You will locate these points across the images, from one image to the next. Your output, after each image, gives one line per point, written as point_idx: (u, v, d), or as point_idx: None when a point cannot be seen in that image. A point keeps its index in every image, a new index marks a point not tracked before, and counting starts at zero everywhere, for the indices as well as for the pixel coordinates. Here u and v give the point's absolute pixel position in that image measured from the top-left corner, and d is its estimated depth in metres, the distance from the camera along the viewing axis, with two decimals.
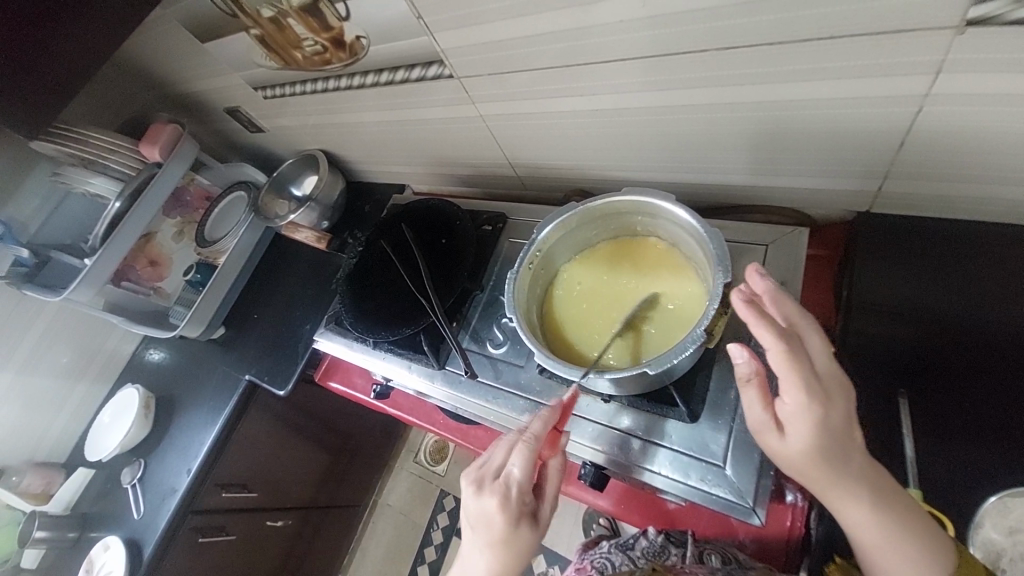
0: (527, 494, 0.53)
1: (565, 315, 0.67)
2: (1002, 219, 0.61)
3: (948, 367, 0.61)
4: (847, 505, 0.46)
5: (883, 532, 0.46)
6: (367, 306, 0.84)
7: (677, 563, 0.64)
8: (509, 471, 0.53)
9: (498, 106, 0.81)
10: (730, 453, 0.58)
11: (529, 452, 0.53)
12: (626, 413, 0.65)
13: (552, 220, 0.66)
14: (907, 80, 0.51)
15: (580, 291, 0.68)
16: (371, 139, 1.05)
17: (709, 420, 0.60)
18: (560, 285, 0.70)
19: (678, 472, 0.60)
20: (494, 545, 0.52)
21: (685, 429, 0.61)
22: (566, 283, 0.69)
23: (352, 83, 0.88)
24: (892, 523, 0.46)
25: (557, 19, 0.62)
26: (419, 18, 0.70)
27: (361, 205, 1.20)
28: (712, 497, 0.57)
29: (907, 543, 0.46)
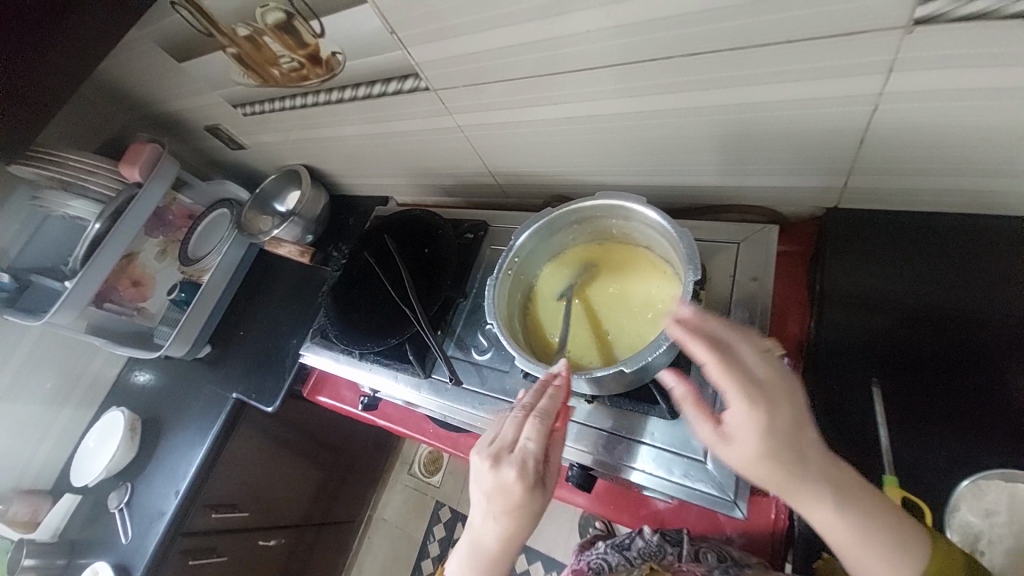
0: (542, 465, 0.52)
1: (545, 318, 0.68)
2: (963, 210, 0.64)
3: (919, 354, 0.63)
4: (812, 504, 0.46)
5: (850, 530, 0.46)
6: (352, 318, 0.84)
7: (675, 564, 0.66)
8: (525, 445, 0.52)
9: (475, 116, 0.82)
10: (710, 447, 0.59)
11: (542, 426, 0.52)
12: (609, 413, 0.66)
13: (529, 227, 0.67)
14: (862, 80, 0.53)
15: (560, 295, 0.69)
16: (352, 153, 1.06)
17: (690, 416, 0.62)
18: (541, 289, 0.71)
19: (661, 467, 0.61)
20: (505, 517, 0.51)
21: (665, 424, 0.62)
22: (547, 287, 0.70)
23: (331, 97, 0.89)
24: (856, 517, 0.46)
25: (527, 30, 0.63)
26: (393, 32, 0.71)
27: (345, 219, 1.20)
28: (695, 492, 0.58)
29: (877, 537, 0.46)
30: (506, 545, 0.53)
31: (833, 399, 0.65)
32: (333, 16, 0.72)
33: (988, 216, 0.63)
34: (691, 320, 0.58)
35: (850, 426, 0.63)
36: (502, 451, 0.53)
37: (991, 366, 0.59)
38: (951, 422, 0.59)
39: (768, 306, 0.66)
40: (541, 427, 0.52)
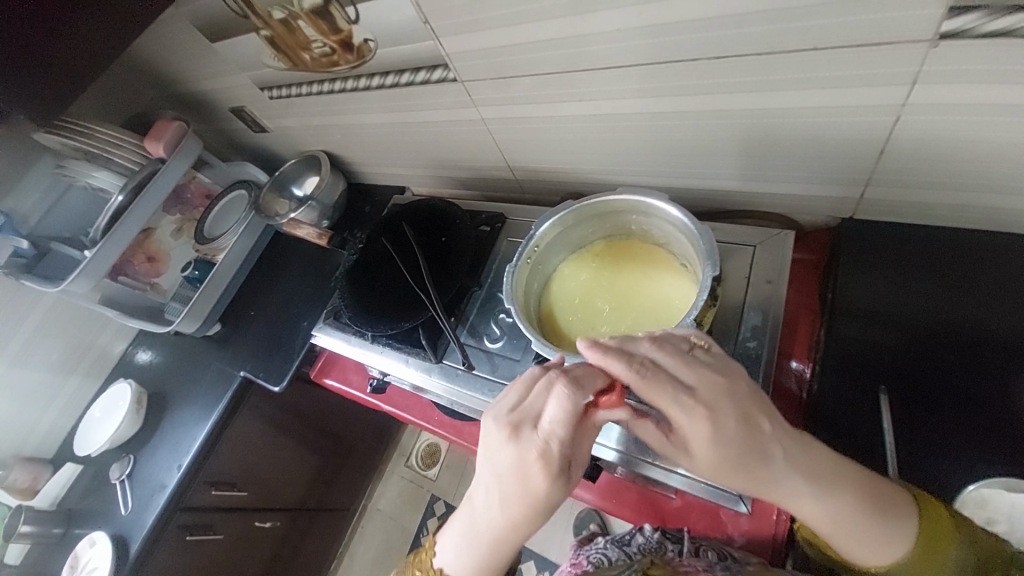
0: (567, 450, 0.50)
1: (560, 309, 0.70)
2: (978, 227, 0.65)
3: (930, 366, 0.63)
4: (788, 491, 0.47)
5: (826, 513, 0.47)
6: (367, 301, 0.85)
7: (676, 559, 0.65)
8: (553, 425, 0.49)
9: (499, 109, 0.84)
10: None
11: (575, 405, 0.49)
12: None
13: (552, 215, 0.68)
14: (885, 90, 0.55)
15: (577, 288, 0.70)
16: (374, 141, 1.08)
17: None
18: (558, 282, 0.72)
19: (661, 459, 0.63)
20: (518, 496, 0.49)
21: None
22: (564, 280, 0.72)
23: (359, 84, 0.91)
24: (837, 501, 0.47)
25: (559, 27, 0.65)
26: (426, 23, 0.72)
27: (361, 206, 1.22)
28: (704, 486, 0.62)
29: (861, 518, 0.47)
30: (514, 526, 0.51)
31: (842, 404, 0.65)
32: (368, 5, 0.74)
33: (1006, 234, 0.63)
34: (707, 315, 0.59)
35: (857, 435, 0.63)
36: (527, 424, 0.50)
37: (1000, 380, 0.60)
38: (959, 435, 0.60)
39: (779, 310, 0.67)
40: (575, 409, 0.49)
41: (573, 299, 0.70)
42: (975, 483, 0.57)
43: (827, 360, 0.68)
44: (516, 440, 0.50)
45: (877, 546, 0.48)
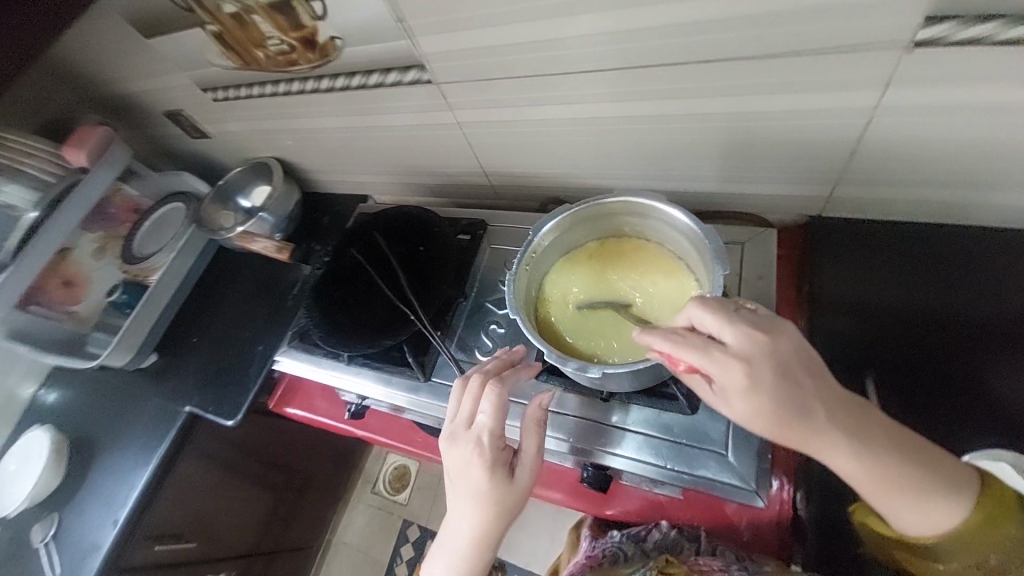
0: (499, 439, 0.58)
1: (557, 314, 0.67)
2: (935, 219, 0.70)
3: (912, 346, 0.68)
4: (832, 450, 0.46)
5: (868, 473, 0.47)
6: (341, 320, 0.78)
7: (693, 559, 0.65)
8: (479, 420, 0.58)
9: (477, 113, 0.81)
10: (730, 439, 0.60)
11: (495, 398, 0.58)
12: (616, 409, 0.66)
13: (551, 219, 0.66)
14: (861, 94, 0.58)
15: (572, 293, 0.68)
16: (334, 147, 1.01)
17: (707, 410, 0.62)
18: (551, 287, 0.69)
19: (677, 463, 0.61)
20: (470, 492, 0.56)
21: (684, 419, 0.63)
22: (557, 285, 0.69)
23: (321, 86, 0.84)
24: (876, 456, 0.46)
25: (548, 28, 0.63)
26: (402, 20, 0.68)
27: (318, 217, 1.13)
28: (717, 485, 0.59)
29: (904, 476, 0.47)
30: (482, 526, 0.56)
31: None
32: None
33: (954, 226, 0.69)
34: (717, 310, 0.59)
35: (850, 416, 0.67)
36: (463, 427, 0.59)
37: (975, 355, 0.65)
38: (943, 410, 0.64)
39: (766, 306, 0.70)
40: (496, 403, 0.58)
41: (569, 304, 0.68)
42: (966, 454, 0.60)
43: (819, 346, 0.73)
44: (454, 440, 0.59)
45: (915, 503, 0.47)
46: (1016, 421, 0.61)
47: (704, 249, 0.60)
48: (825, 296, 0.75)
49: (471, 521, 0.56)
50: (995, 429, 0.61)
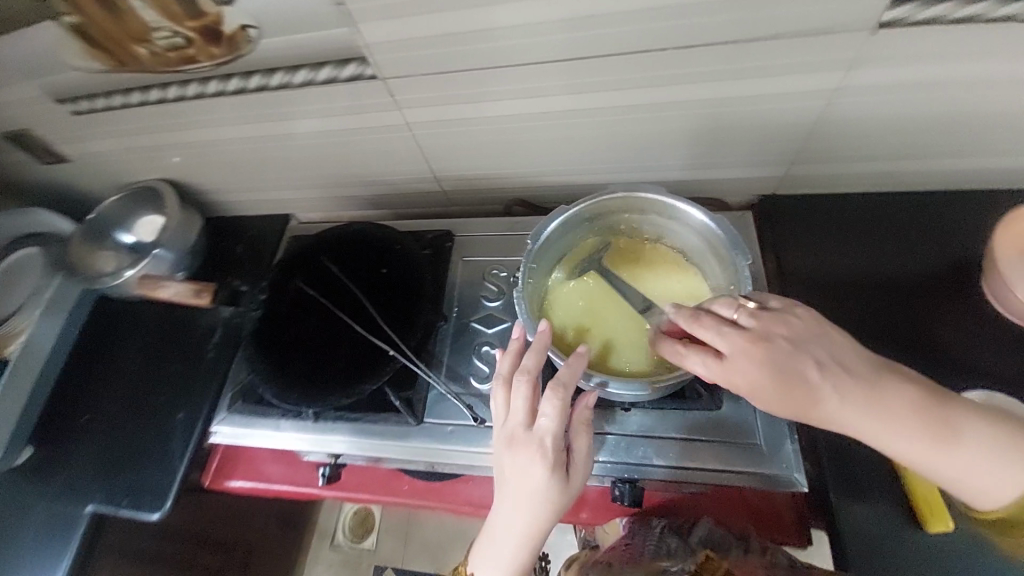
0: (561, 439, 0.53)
1: (568, 325, 0.63)
2: (876, 186, 0.77)
3: (880, 306, 0.71)
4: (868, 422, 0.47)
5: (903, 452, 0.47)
6: (301, 369, 0.66)
7: (740, 557, 0.61)
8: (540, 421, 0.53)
9: (429, 112, 0.71)
10: (761, 428, 0.61)
11: (562, 399, 0.52)
12: (640, 419, 0.64)
13: (559, 217, 0.63)
14: (825, 76, 0.60)
15: (580, 301, 0.64)
16: (247, 160, 0.84)
17: (733, 404, 0.62)
18: (556, 296, 0.65)
19: (717, 464, 0.60)
20: (530, 496, 0.52)
21: (703, 415, 0.62)
22: (562, 294, 0.65)
23: (228, 87, 0.70)
24: (900, 437, 0.46)
25: (511, 12, 0.57)
26: (339, 4, 0.57)
27: (232, 246, 0.95)
28: (755, 478, 0.59)
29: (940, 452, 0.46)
30: (537, 527, 0.53)
31: None
32: None
33: (892, 192, 0.77)
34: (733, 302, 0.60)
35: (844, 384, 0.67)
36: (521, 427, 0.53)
37: (933, 306, 0.70)
38: (922, 361, 0.67)
39: None
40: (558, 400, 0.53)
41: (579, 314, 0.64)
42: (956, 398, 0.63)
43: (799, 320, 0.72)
44: (513, 444, 0.53)
45: (956, 472, 0.46)
46: (975, 362, 0.66)
47: (718, 244, 0.61)
48: (792, 270, 0.76)
49: (528, 524, 0.52)
50: (967, 371, 0.65)
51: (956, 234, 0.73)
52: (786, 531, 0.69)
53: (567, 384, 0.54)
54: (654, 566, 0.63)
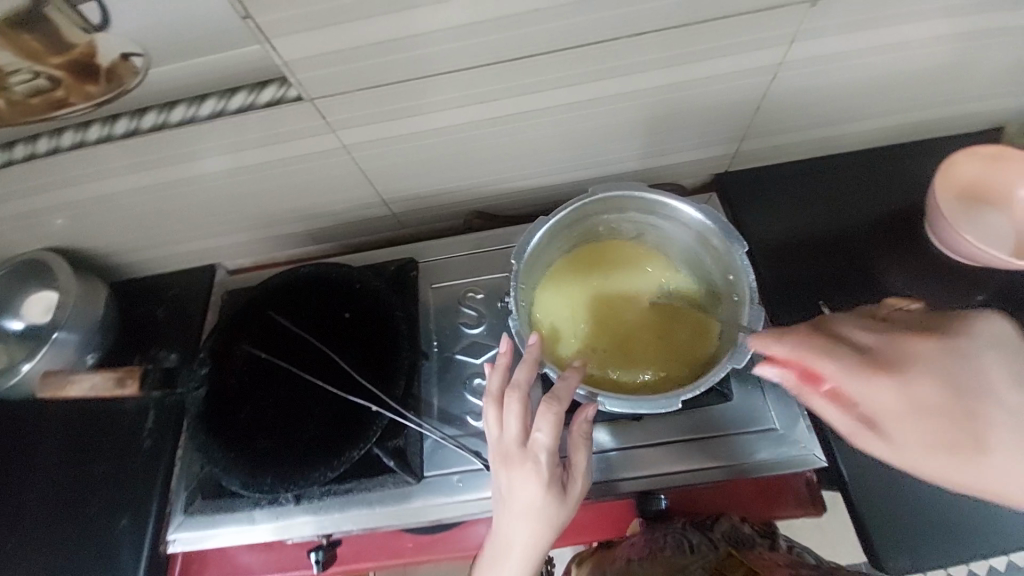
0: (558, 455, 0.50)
1: (566, 338, 0.61)
2: (818, 153, 0.81)
3: (840, 265, 0.74)
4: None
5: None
6: (272, 446, 0.58)
7: (761, 557, 0.62)
8: (536, 438, 0.49)
9: (368, 131, 0.63)
10: (772, 411, 0.63)
11: (557, 416, 0.48)
12: (653, 425, 0.64)
13: (543, 227, 0.59)
14: (770, 51, 0.60)
15: (574, 311, 0.62)
16: (155, 210, 0.72)
17: (741, 392, 0.64)
18: (548, 309, 0.62)
19: (735, 456, 0.61)
20: (523, 516, 0.49)
21: (713, 411, 0.63)
22: (554, 306, 0.63)
23: (115, 130, 0.58)
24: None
25: (450, 14, 0.51)
26: (247, 18, 0.48)
27: (151, 310, 0.82)
28: (767, 462, 0.61)
29: None
30: (532, 549, 0.50)
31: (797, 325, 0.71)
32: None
33: (833, 156, 0.81)
34: (730, 291, 0.60)
35: None
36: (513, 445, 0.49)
37: (885, 260, 0.74)
38: None
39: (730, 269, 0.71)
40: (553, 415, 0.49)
41: (574, 324, 0.62)
42: None
43: (774, 291, 0.73)
44: (507, 464, 0.49)
45: None
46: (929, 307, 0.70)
47: (709, 234, 0.61)
48: (757, 243, 0.77)
49: (521, 546, 0.50)
50: None
51: (894, 188, 0.78)
52: (803, 503, 0.69)
53: (563, 397, 0.50)
54: (675, 565, 0.63)
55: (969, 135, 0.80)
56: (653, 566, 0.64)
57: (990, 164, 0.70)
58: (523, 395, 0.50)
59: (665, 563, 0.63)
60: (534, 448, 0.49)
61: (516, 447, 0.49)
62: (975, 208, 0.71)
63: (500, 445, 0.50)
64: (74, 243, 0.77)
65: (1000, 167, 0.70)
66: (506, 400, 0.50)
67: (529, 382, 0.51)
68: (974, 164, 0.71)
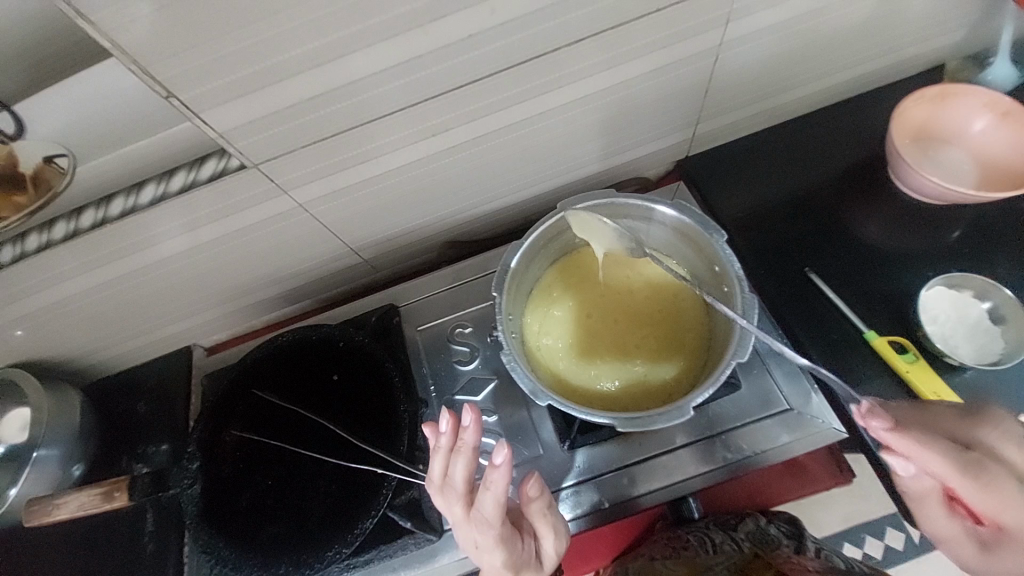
0: (513, 539, 0.52)
1: (556, 357, 0.60)
2: (772, 122, 0.81)
3: (818, 229, 0.74)
4: None
5: None
6: (282, 533, 0.56)
7: (787, 560, 0.65)
8: (480, 534, 0.50)
9: (322, 184, 0.61)
10: (788, 391, 0.62)
11: (492, 524, 0.49)
12: (676, 430, 0.62)
13: (515, 255, 0.59)
14: (706, 35, 0.60)
15: (559, 328, 0.62)
16: (114, 306, 0.69)
17: (750, 377, 0.63)
18: (533, 331, 0.62)
19: (757, 445, 0.61)
20: None
21: (727, 402, 0.62)
22: (540, 326, 0.62)
23: (54, 235, 0.55)
24: None
25: (381, 55, 0.49)
26: (169, 98, 0.46)
27: (132, 405, 0.78)
28: (790, 443, 0.61)
29: None
30: None
31: (786, 297, 0.70)
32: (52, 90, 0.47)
33: (787, 122, 0.82)
34: (717, 282, 0.59)
35: (805, 312, 0.69)
36: (467, 542, 0.52)
37: (861, 215, 0.74)
38: (873, 268, 0.70)
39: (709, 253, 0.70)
40: (489, 517, 0.48)
41: (562, 340, 0.61)
42: (923, 287, 0.67)
43: (761, 266, 0.72)
44: (467, 548, 0.52)
45: None
46: (911, 254, 0.70)
47: (682, 226, 0.60)
48: (733, 220, 0.76)
49: None
50: (913, 266, 0.70)
51: (852, 143, 0.78)
52: (831, 476, 0.70)
53: (496, 505, 0.48)
54: (699, 565, 0.66)
55: (911, 79, 0.81)
56: (676, 565, 0.67)
57: (938, 103, 0.71)
58: (462, 496, 0.49)
59: (687, 563, 0.67)
60: (482, 542, 0.50)
61: (471, 544, 0.51)
62: (932, 149, 0.72)
63: (456, 529, 0.52)
64: (34, 354, 0.73)
65: (948, 105, 0.71)
66: (448, 504, 0.50)
67: (465, 479, 0.48)
68: (924, 107, 0.71)
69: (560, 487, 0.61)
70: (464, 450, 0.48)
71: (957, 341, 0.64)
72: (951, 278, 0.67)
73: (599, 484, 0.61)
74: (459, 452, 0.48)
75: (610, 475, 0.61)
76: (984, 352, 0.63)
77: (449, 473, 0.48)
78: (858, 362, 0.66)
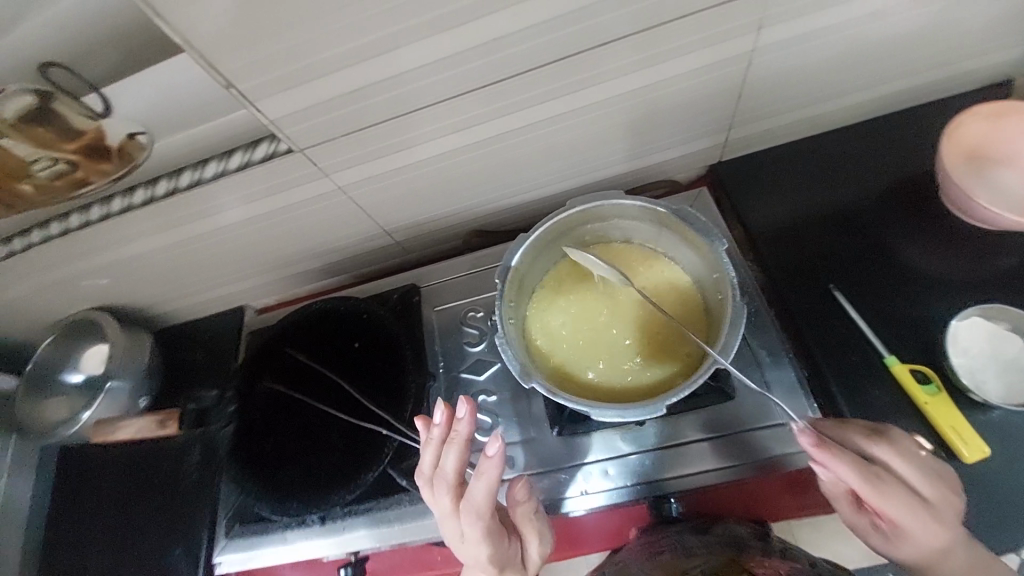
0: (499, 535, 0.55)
1: (554, 345, 0.63)
2: (813, 132, 0.79)
3: (846, 245, 0.71)
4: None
5: None
6: (296, 476, 0.64)
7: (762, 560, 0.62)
8: (468, 527, 0.53)
9: (358, 169, 0.67)
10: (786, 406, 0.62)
11: (480, 518, 0.52)
12: (665, 430, 0.64)
13: (522, 246, 0.62)
14: (739, 40, 0.60)
15: (560, 318, 0.64)
16: (181, 264, 0.79)
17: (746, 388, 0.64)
18: (535, 319, 0.65)
19: (746, 454, 0.62)
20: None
21: (720, 409, 0.64)
22: (543, 315, 0.65)
23: (134, 200, 0.64)
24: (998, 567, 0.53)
25: (414, 54, 0.54)
26: (229, 87, 0.53)
27: (190, 352, 0.89)
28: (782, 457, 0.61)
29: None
30: None
31: (803, 311, 0.69)
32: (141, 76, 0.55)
33: (829, 133, 0.79)
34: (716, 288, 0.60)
35: (820, 328, 0.67)
36: (455, 537, 0.55)
37: (896, 234, 0.70)
38: (902, 290, 0.67)
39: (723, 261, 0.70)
40: (478, 506, 0.52)
41: (561, 330, 0.64)
42: (954, 315, 0.63)
43: (780, 278, 0.71)
44: (453, 543, 0.55)
45: None
46: (947, 279, 0.67)
47: (687, 229, 0.61)
48: (756, 230, 0.75)
49: None
50: (948, 291, 0.66)
51: (899, 158, 0.74)
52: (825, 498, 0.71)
53: (485, 496, 0.51)
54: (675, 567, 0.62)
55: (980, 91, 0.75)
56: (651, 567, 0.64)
57: (994, 121, 0.66)
58: (452, 487, 0.53)
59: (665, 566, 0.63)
60: (469, 535, 0.53)
61: (458, 538, 0.54)
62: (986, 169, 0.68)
63: (442, 523, 0.55)
64: (117, 299, 0.86)
65: (1006, 123, 0.66)
66: (438, 497, 0.54)
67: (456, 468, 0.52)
68: (978, 124, 0.67)
69: (550, 470, 0.65)
70: (456, 441, 0.52)
71: (985, 376, 0.60)
72: (989, 308, 0.62)
73: (586, 471, 0.64)
74: (452, 442, 0.52)
75: (597, 465, 0.64)
76: (1015, 392, 0.59)
77: (443, 464, 0.52)
78: (871, 385, 0.64)
